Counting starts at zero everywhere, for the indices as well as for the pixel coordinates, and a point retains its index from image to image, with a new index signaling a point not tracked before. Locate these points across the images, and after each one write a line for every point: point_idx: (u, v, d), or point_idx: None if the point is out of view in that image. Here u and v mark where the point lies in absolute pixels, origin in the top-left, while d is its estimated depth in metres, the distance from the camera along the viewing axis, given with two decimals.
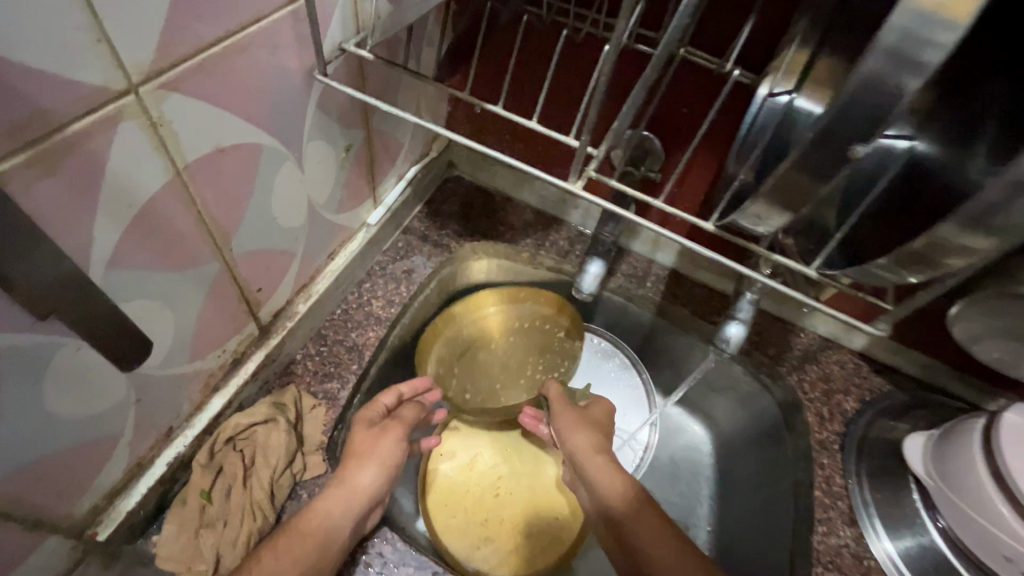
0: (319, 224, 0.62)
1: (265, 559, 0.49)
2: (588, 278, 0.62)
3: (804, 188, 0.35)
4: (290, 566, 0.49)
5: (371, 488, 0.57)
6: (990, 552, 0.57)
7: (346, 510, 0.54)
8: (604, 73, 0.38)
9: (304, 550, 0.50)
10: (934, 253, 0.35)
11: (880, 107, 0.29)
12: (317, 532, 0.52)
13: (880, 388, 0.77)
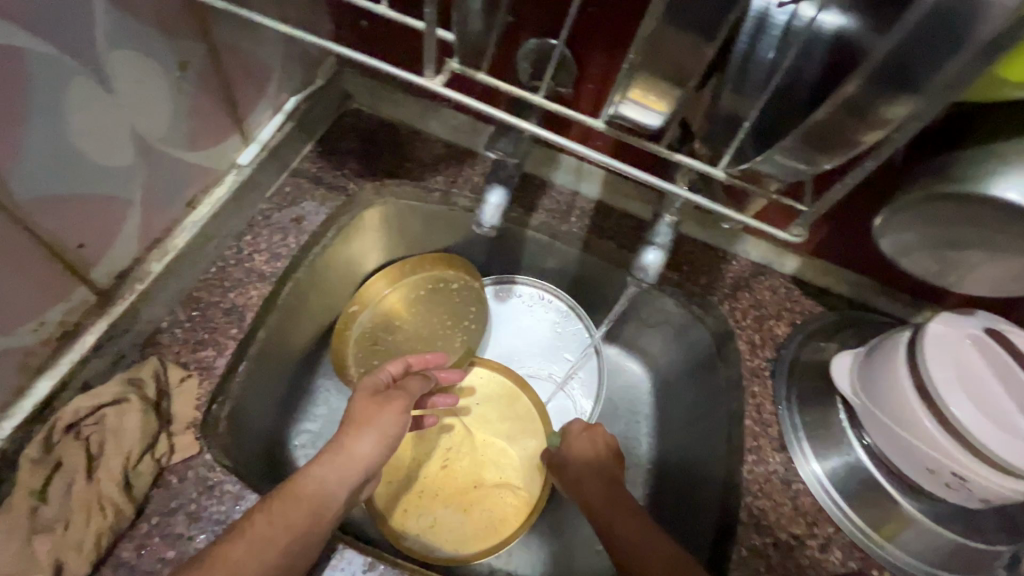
0: (161, 165, 0.51)
1: (248, 523, 0.45)
2: (489, 210, 0.54)
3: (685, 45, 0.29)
4: (280, 533, 0.44)
5: (359, 455, 0.51)
6: (913, 464, 0.56)
7: (342, 476, 0.49)
8: None
9: (291, 513, 0.45)
10: (837, 125, 0.32)
11: None
12: (311, 498, 0.47)
13: (811, 310, 0.74)
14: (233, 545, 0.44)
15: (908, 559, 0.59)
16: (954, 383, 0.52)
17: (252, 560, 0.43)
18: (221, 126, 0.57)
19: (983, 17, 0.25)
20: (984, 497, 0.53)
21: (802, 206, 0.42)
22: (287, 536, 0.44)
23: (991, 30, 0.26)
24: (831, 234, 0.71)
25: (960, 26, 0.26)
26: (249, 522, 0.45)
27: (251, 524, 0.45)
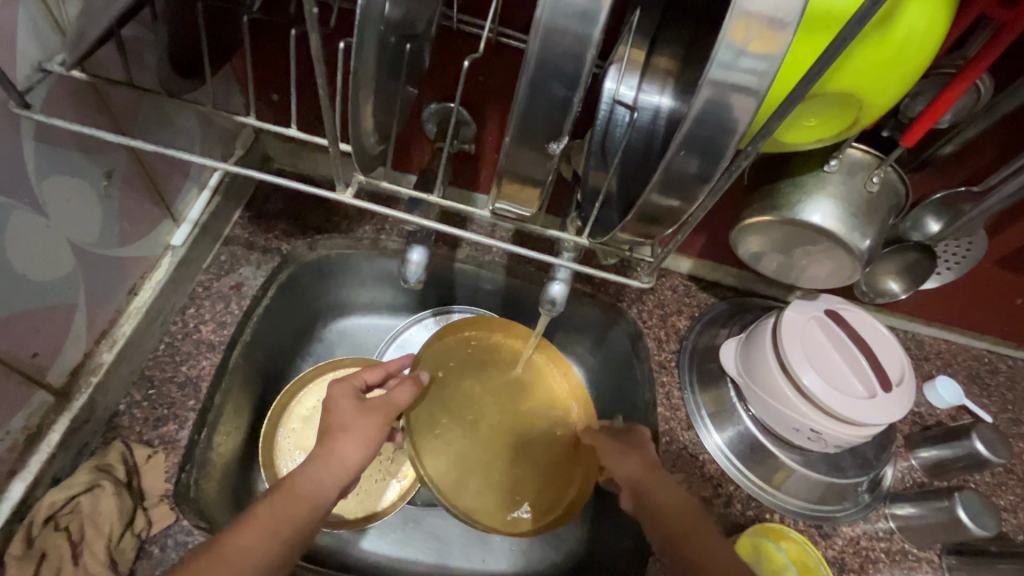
0: (98, 264, 0.55)
1: (252, 517, 0.50)
2: (413, 268, 0.61)
3: (533, 167, 0.36)
4: (281, 523, 0.50)
5: (352, 458, 0.55)
6: (784, 426, 0.69)
7: (330, 478, 0.53)
8: (324, 88, 0.37)
9: (287, 510, 0.51)
10: (656, 211, 0.39)
11: (559, 103, 0.31)
12: (302, 495, 0.52)
13: (705, 303, 0.87)
14: (237, 537, 0.48)
15: (793, 501, 0.72)
16: (803, 361, 0.65)
17: (256, 548, 0.48)
18: (151, 213, 0.62)
19: (733, 126, 0.32)
20: (837, 443, 0.67)
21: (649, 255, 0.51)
22: (292, 520, 0.50)
23: (740, 136, 0.33)
24: (713, 238, 0.83)
25: (719, 138, 0.33)
26: (254, 515, 0.50)
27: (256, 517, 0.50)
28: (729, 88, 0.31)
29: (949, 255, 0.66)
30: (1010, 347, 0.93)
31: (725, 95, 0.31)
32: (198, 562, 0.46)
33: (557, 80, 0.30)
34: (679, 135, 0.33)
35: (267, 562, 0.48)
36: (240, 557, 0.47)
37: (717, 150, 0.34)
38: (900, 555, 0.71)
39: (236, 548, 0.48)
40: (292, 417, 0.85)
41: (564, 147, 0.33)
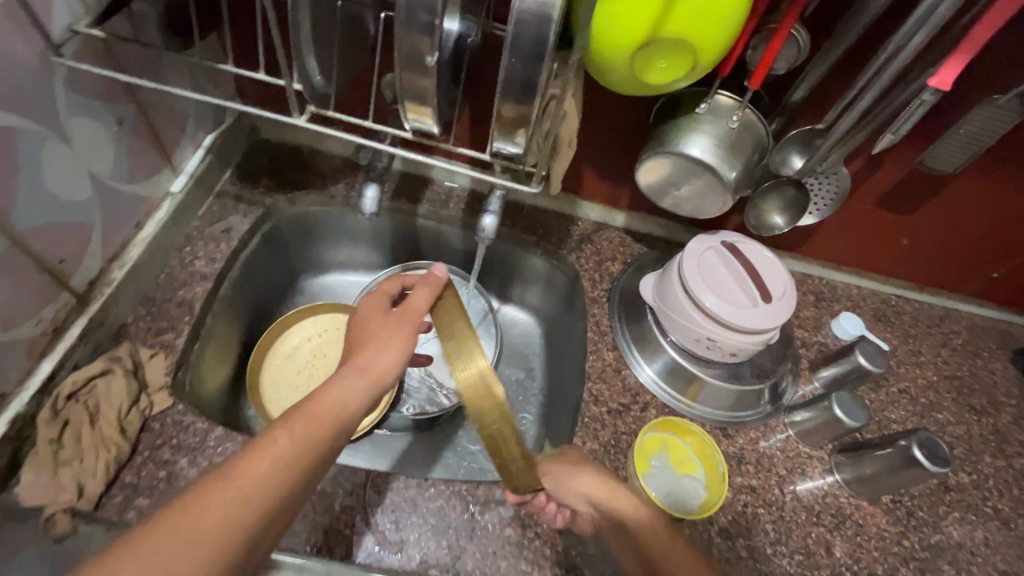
0: (110, 195, 0.68)
1: (272, 441, 0.49)
2: (367, 201, 0.74)
3: (424, 84, 0.48)
4: (301, 444, 0.50)
5: (382, 365, 0.59)
6: (690, 340, 0.81)
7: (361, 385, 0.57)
8: (277, 33, 0.49)
9: (309, 429, 0.51)
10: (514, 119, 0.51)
11: (428, 28, 0.44)
12: (327, 412, 0.53)
13: (637, 251, 1.00)
14: (253, 461, 0.47)
15: (707, 409, 0.84)
16: (699, 280, 0.77)
17: (268, 479, 0.47)
18: (153, 161, 0.75)
19: (545, 40, 0.44)
20: (731, 351, 0.79)
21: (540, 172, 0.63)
22: (313, 441, 0.51)
23: (549, 49, 0.45)
24: (639, 192, 0.95)
25: (538, 50, 0.45)
26: (273, 440, 0.49)
27: (274, 442, 0.49)
28: (531, 13, 0.43)
29: (821, 192, 0.78)
30: (914, 291, 1.05)
31: (529, 19, 0.43)
32: (217, 482, 0.45)
33: (425, 10, 0.43)
34: (509, 51, 0.46)
35: (285, 486, 0.48)
36: (256, 488, 0.46)
37: (539, 60, 0.46)
38: (794, 453, 0.83)
39: (251, 475, 0.47)
40: (275, 352, 0.97)
41: (437, 62, 0.46)
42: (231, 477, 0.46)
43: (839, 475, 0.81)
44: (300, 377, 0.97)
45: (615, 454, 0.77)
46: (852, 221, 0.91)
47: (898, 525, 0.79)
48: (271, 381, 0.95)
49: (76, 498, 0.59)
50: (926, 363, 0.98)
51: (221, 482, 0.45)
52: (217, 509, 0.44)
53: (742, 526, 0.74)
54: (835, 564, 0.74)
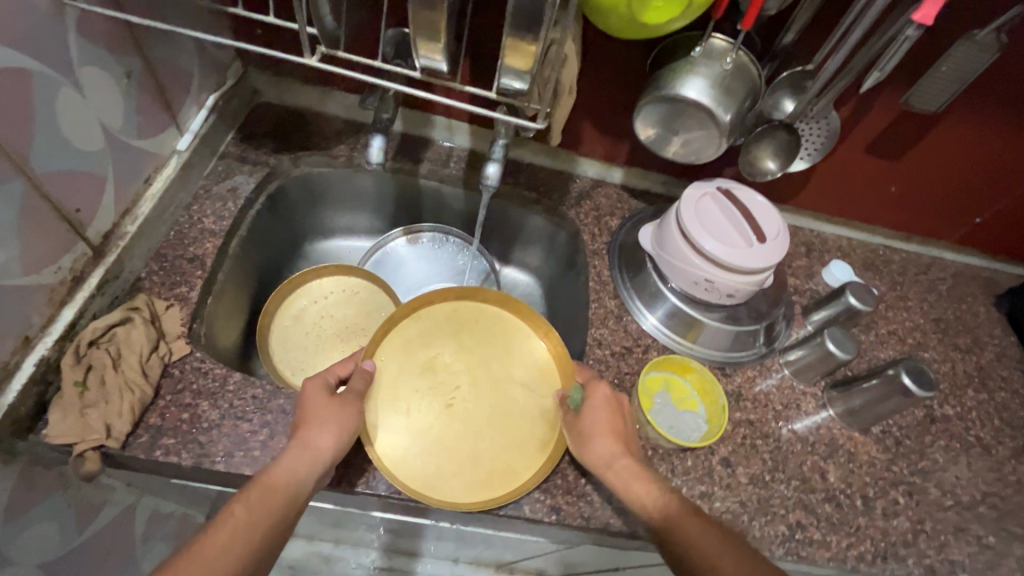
0: (122, 149, 0.70)
1: (232, 514, 0.54)
2: (374, 151, 0.75)
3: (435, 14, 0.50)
4: (259, 516, 0.55)
5: (323, 446, 0.63)
6: (687, 283, 0.84)
7: (303, 463, 0.61)
8: None
9: (261, 504, 0.56)
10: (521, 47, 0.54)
11: None
12: (273, 489, 0.58)
13: (634, 207, 1.02)
14: (214, 537, 0.52)
15: (707, 351, 0.87)
16: (697, 224, 0.80)
17: (234, 545, 0.53)
18: (160, 118, 0.76)
19: None
20: (728, 292, 0.82)
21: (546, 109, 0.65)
22: (269, 510, 0.56)
23: None
24: (635, 146, 0.98)
25: None
26: (231, 513, 0.55)
27: (233, 515, 0.55)
28: None
29: (812, 136, 0.80)
30: (900, 242, 1.08)
31: None
32: (190, 553, 0.51)
33: None
34: None
35: (246, 547, 0.53)
36: (222, 552, 0.52)
37: None
38: (789, 390, 0.87)
39: (215, 547, 0.52)
40: (286, 312, 0.98)
41: None
42: (203, 544, 0.52)
43: (832, 409, 0.85)
44: (313, 335, 0.98)
45: (619, 393, 0.80)
46: (841, 168, 0.94)
47: (888, 453, 0.83)
48: (283, 340, 0.96)
49: (104, 437, 0.61)
50: (913, 307, 1.02)
51: (186, 560, 0.50)
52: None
53: (742, 456, 0.78)
54: (830, 488, 0.78)
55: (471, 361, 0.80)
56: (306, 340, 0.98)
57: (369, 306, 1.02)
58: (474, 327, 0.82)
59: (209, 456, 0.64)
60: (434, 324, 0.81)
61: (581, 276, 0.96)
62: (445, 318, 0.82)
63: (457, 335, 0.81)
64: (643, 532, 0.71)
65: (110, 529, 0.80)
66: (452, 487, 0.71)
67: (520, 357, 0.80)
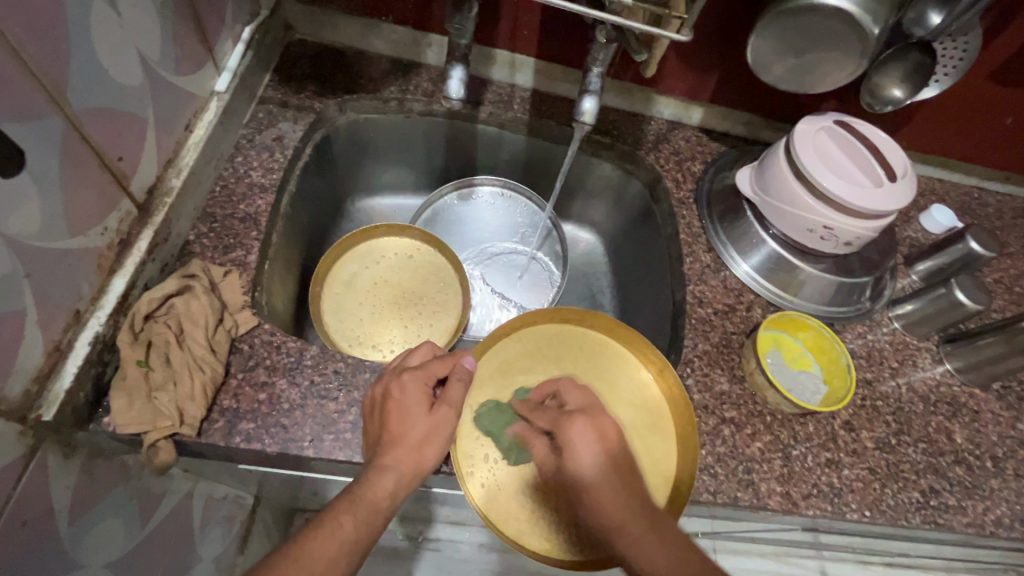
0: (160, 86, 0.59)
1: (336, 525, 0.46)
2: (453, 84, 0.66)
3: None
4: (361, 532, 0.47)
5: (424, 462, 0.53)
6: (800, 231, 0.75)
7: (406, 479, 0.51)
8: None
9: (369, 518, 0.48)
10: None
11: None
12: (379, 503, 0.49)
13: (717, 150, 0.91)
14: (319, 544, 0.45)
15: (810, 305, 0.80)
16: (819, 163, 0.70)
17: (340, 558, 0.45)
18: (196, 52, 0.66)
19: None
20: (846, 240, 0.74)
21: (684, 15, 0.57)
22: (374, 527, 0.48)
23: None
24: (724, 78, 0.87)
25: None
26: (337, 525, 0.46)
27: (337, 526, 0.47)
28: None
29: (947, 59, 0.71)
30: (997, 182, 0.98)
31: None
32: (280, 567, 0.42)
33: None
34: None
35: (351, 561, 0.46)
36: (323, 566, 0.44)
37: None
38: (902, 345, 0.79)
39: (321, 560, 0.44)
40: (336, 277, 0.89)
41: None
42: (308, 554, 0.44)
43: (949, 365, 0.78)
44: (367, 302, 0.88)
45: (728, 354, 0.73)
46: (957, 94, 0.84)
47: (1011, 410, 0.77)
48: (335, 307, 0.86)
49: (178, 424, 0.53)
50: (1016, 254, 0.91)
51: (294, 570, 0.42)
52: None
53: (864, 419, 0.71)
54: (958, 450, 0.72)
55: (575, 391, 0.67)
56: (359, 307, 0.88)
57: (428, 271, 0.92)
58: (579, 352, 0.69)
59: (296, 441, 0.56)
60: (536, 346, 0.69)
61: (665, 228, 0.86)
62: (547, 337, 0.70)
63: (561, 359, 0.69)
64: (772, 506, 0.64)
65: (174, 520, 0.73)
66: (545, 535, 0.59)
67: (630, 392, 0.67)
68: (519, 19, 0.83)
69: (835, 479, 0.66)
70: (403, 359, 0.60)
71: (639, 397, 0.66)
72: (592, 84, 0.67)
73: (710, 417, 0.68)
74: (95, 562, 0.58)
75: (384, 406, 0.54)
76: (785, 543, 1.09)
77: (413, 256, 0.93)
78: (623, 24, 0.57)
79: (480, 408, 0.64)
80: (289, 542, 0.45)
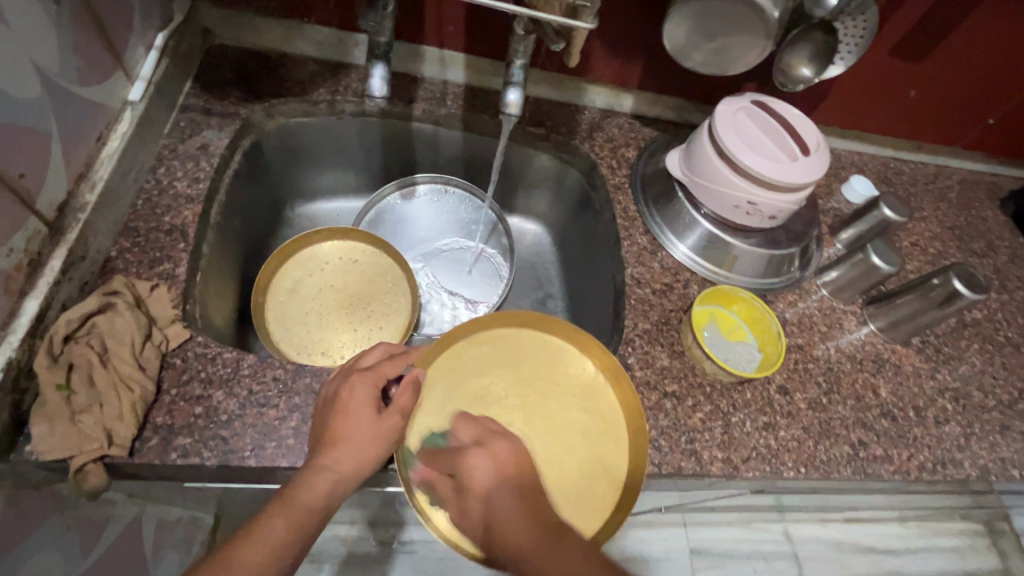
0: (64, 99, 0.57)
1: (269, 529, 0.47)
2: (375, 82, 0.66)
3: None
4: (294, 535, 0.47)
5: (365, 465, 0.53)
6: (728, 208, 0.78)
7: (347, 482, 0.51)
8: None
9: (306, 519, 0.48)
10: None
11: None
12: (315, 505, 0.49)
13: (649, 136, 0.94)
14: (248, 550, 0.45)
15: (743, 278, 0.83)
16: (738, 142, 0.73)
17: (272, 561, 0.45)
18: (103, 61, 0.64)
19: None
20: (770, 214, 0.77)
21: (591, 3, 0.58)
22: (307, 528, 0.48)
23: None
24: (650, 65, 0.89)
25: None
26: (269, 528, 0.47)
27: (269, 529, 0.47)
28: None
29: (848, 37, 0.74)
30: (909, 152, 1.04)
31: None
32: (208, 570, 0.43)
33: None
34: None
35: (284, 561, 0.46)
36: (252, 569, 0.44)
37: None
38: (830, 310, 0.84)
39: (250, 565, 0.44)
40: (277, 284, 0.87)
41: None
42: (234, 563, 0.44)
43: (873, 325, 0.83)
44: (312, 308, 0.87)
45: (667, 332, 0.75)
46: (865, 69, 0.89)
47: (930, 362, 0.82)
48: (279, 316, 0.85)
49: (107, 445, 0.52)
50: (929, 218, 0.97)
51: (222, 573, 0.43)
52: None
53: (797, 381, 0.75)
54: (883, 403, 0.77)
55: (529, 395, 0.66)
56: (304, 314, 0.86)
57: (373, 272, 0.91)
58: (536, 356, 0.68)
59: (236, 453, 0.55)
60: (497, 352, 0.68)
61: (604, 214, 0.88)
62: (499, 340, 0.69)
63: (517, 363, 0.67)
64: (715, 472, 0.67)
65: (121, 546, 0.71)
66: (495, 536, 0.58)
67: (585, 393, 0.66)
68: (444, 15, 0.83)
69: (772, 441, 0.70)
70: (356, 360, 0.60)
71: (588, 395, 0.66)
72: (515, 76, 0.68)
73: (653, 392, 0.70)
74: None
75: (333, 407, 0.55)
76: (746, 508, 1.14)
77: (355, 261, 0.92)
78: (533, 15, 0.58)
79: (435, 411, 0.63)
80: (222, 545, 0.45)
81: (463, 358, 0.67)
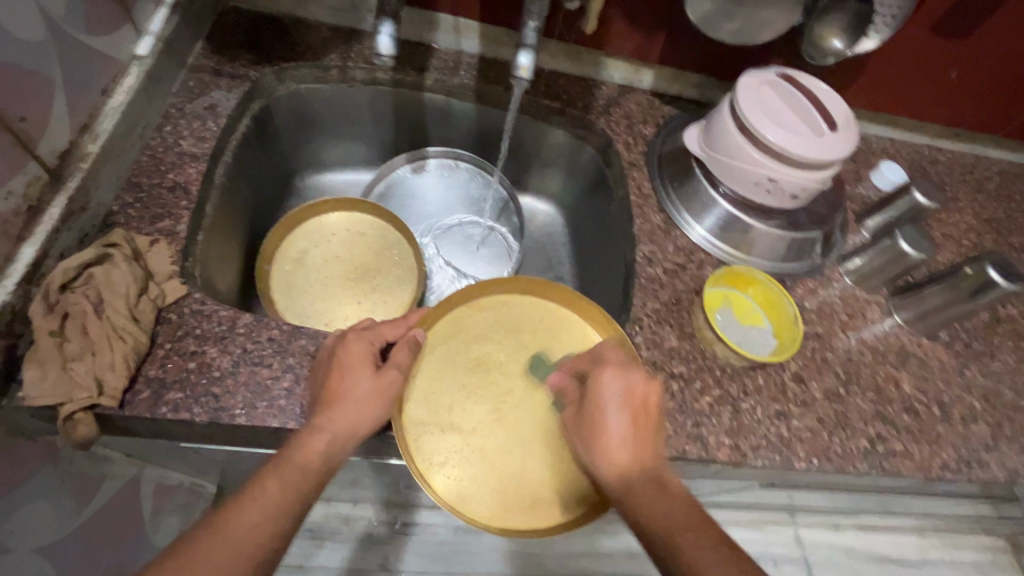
0: (69, 46, 0.56)
1: (263, 488, 0.44)
2: (384, 41, 0.64)
3: None
4: (288, 495, 0.45)
5: (360, 427, 0.51)
6: (748, 186, 0.75)
7: (343, 442, 0.50)
8: None
9: (300, 479, 0.46)
10: None
11: None
12: (310, 467, 0.47)
13: (669, 114, 0.90)
14: (243, 509, 0.43)
15: (762, 262, 0.79)
16: (761, 115, 0.69)
17: (268, 521, 0.43)
18: (110, 12, 0.63)
19: None
20: (793, 193, 0.73)
21: None
22: (302, 490, 0.46)
23: None
24: (671, 38, 0.86)
25: None
26: (263, 488, 0.45)
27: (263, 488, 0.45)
28: None
29: (885, 9, 0.70)
30: (946, 140, 0.98)
31: None
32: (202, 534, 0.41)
33: None
34: None
35: (280, 519, 0.44)
36: (247, 531, 0.42)
37: None
38: (853, 299, 0.80)
39: (244, 528, 0.42)
40: (284, 253, 0.86)
41: None
42: (226, 526, 0.42)
43: (898, 316, 0.78)
44: (317, 278, 0.86)
45: (678, 312, 0.72)
46: (900, 47, 0.84)
47: (958, 358, 0.78)
48: (285, 284, 0.84)
49: (97, 395, 0.51)
50: (964, 208, 0.92)
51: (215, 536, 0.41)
52: (213, 556, 0.40)
53: (814, 370, 0.72)
54: (905, 398, 0.73)
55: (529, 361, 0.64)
56: (309, 283, 0.85)
57: (380, 245, 0.90)
58: (538, 323, 0.66)
59: (227, 410, 0.54)
60: (498, 317, 0.65)
61: (617, 192, 0.85)
62: (501, 308, 0.67)
63: (519, 330, 0.65)
64: (722, 459, 0.64)
65: (117, 504, 0.71)
66: (494, 503, 0.57)
67: None
68: None
69: (784, 429, 0.67)
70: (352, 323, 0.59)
71: None
72: (528, 37, 0.65)
73: (660, 372, 0.67)
74: (23, 546, 0.56)
75: (328, 366, 0.54)
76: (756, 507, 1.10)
77: (362, 232, 0.90)
78: None
79: (434, 376, 0.61)
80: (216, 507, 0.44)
81: (464, 325, 0.65)
